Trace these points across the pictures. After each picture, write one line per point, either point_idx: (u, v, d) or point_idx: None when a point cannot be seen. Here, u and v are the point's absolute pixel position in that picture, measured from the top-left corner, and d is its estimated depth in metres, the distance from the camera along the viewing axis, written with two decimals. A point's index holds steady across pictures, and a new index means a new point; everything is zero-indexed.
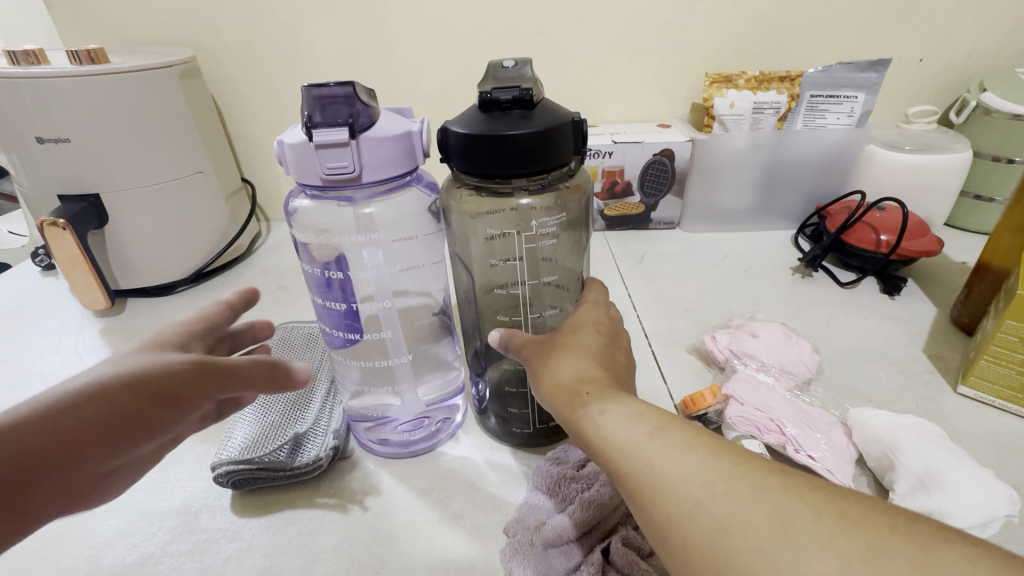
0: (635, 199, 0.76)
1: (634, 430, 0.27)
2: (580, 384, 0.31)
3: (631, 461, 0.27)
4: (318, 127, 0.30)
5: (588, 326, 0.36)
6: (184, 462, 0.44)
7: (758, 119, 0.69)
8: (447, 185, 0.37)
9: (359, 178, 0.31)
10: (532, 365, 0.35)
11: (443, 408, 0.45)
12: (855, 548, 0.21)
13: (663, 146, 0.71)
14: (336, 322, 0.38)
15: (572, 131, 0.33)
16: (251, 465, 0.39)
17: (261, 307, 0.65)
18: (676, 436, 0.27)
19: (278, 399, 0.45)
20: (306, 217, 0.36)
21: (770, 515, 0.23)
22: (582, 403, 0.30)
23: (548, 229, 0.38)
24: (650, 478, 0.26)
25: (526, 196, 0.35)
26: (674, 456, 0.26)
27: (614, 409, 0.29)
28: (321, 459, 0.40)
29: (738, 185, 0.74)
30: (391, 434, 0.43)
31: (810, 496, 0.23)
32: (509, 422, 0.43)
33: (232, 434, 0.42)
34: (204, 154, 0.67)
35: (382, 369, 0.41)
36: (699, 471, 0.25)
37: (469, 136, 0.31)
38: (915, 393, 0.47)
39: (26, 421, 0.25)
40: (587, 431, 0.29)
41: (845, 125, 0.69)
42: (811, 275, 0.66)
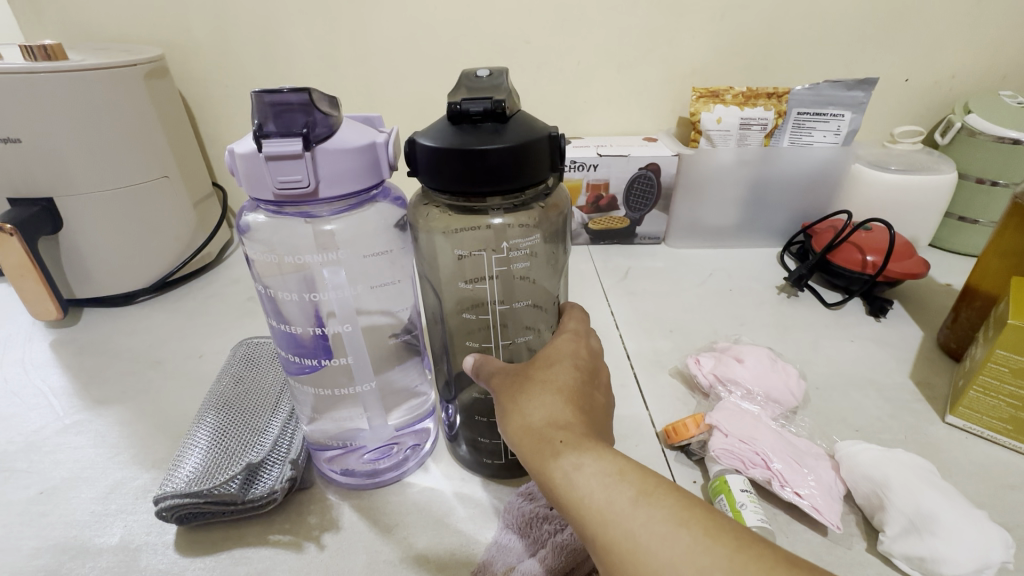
0: (620, 213, 0.74)
1: (615, 496, 0.26)
2: (554, 430, 0.29)
3: (617, 532, 0.25)
4: (270, 137, 0.27)
5: (566, 359, 0.33)
6: (127, 492, 0.40)
7: (745, 135, 0.68)
8: (415, 201, 0.35)
9: (315, 192, 0.29)
10: (502, 400, 0.32)
11: (412, 434, 0.42)
12: None
13: (649, 161, 0.69)
14: (295, 347, 0.35)
15: (548, 147, 0.31)
16: (199, 499, 0.36)
17: (226, 320, 0.62)
18: (662, 507, 0.25)
19: (235, 422, 0.42)
20: (260, 233, 0.33)
21: None
22: (556, 453, 0.28)
23: (522, 250, 0.36)
24: (634, 556, 0.24)
25: (500, 215, 0.33)
26: (664, 533, 0.24)
27: (595, 466, 0.27)
28: (276, 491, 0.38)
29: (724, 201, 0.73)
30: (355, 463, 0.40)
31: None
32: (480, 452, 0.40)
33: (181, 461, 0.39)
34: (172, 159, 0.64)
35: (344, 396, 0.38)
36: (692, 556, 0.23)
37: (438, 152, 0.29)
38: (903, 422, 0.46)
39: None
40: (560, 489, 0.27)
41: (831, 143, 0.68)
42: (797, 294, 0.65)
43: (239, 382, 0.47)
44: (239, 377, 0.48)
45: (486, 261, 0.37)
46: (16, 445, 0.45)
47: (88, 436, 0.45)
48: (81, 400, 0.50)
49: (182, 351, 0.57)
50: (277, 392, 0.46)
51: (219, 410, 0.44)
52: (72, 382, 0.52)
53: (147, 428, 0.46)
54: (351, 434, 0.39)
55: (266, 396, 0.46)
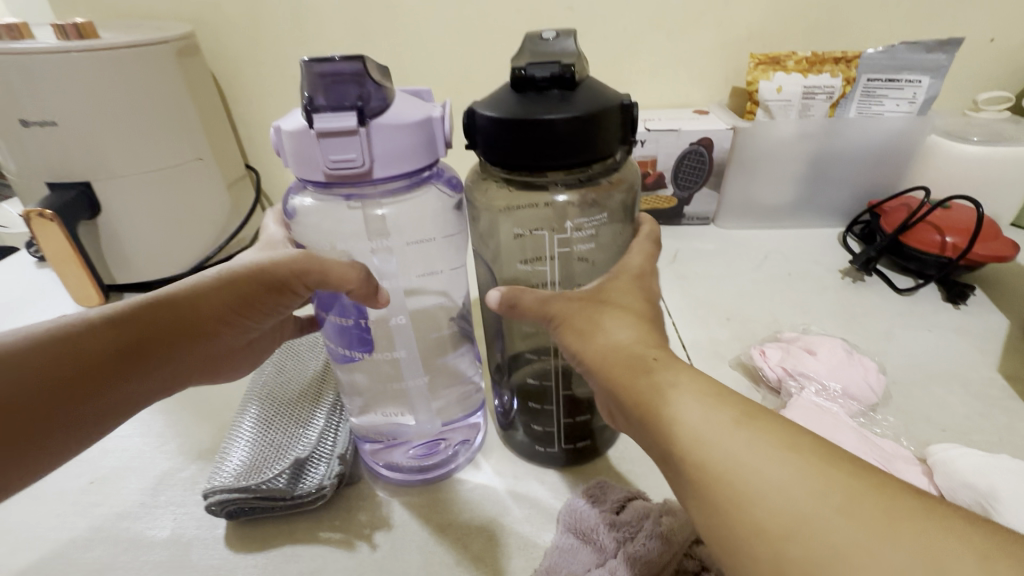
0: (667, 192, 0.70)
1: (712, 415, 0.24)
2: (643, 352, 0.28)
3: (711, 460, 0.23)
4: (321, 111, 0.25)
5: (643, 288, 0.32)
6: (176, 483, 0.40)
7: (808, 105, 0.63)
8: (475, 177, 0.33)
9: (368, 173, 0.27)
10: (570, 327, 0.30)
11: (462, 429, 0.40)
12: None
13: (701, 135, 0.64)
14: (339, 339, 0.35)
15: (621, 116, 0.27)
16: (246, 494, 0.35)
17: None
18: (765, 429, 0.23)
19: (280, 416, 0.42)
20: (308, 215, 0.32)
21: (909, 548, 0.19)
22: (648, 374, 0.27)
23: (585, 232, 0.33)
24: (735, 473, 0.22)
25: (562, 192, 0.31)
26: (765, 461, 0.22)
27: (683, 400, 0.25)
28: (325, 486, 0.36)
29: (781, 178, 0.68)
30: (401, 458, 0.39)
31: (951, 529, 0.20)
32: (534, 439, 0.39)
33: (228, 455, 0.39)
34: (206, 140, 0.63)
35: (390, 387, 0.37)
36: (806, 480, 0.22)
37: (501, 121, 0.26)
38: (995, 422, 0.42)
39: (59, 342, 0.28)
40: (653, 404, 0.26)
41: (905, 112, 0.62)
42: (863, 279, 0.60)
43: (284, 371, 0.46)
44: (282, 366, 0.47)
45: (546, 242, 0.34)
46: None
47: (134, 425, 0.45)
48: None
49: None
50: (319, 380, 0.45)
51: (263, 401, 0.43)
52: None
53: (192, 417, 0.45)
54: (398, 428, 0.38)
55: (309, 385, 0.45)
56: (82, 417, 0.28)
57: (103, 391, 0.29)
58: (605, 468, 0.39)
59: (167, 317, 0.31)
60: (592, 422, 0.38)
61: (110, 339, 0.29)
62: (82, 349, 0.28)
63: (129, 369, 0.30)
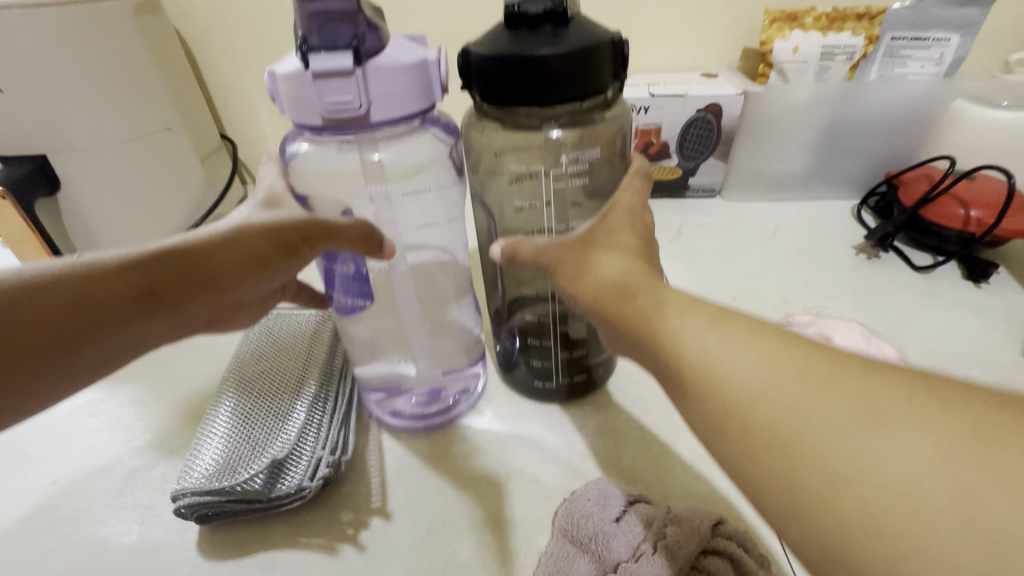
0: (672, 162, 0.66)
1: (688, 321, 0.25)
2: (624, 277, 0.28)
3: (685, 360, 0.24)
4: (316, 52, 0.25)
5: (629, 219, 0.31)
6: (146, 483, 0.37)
7: (826, 67, 0.58)
8: (470, 117, 0.33)
9: (366, 117, 0.27)
10: (562, 268, 0.29)
11: (462, 379, 0.42)
12: (954, 426, 0.18)
13: (709, 100, 0.60)
14: (342, 288, 0.35)
15: (612, 52, 0.27)
16: (221, 497, 0.33)
17: None
18: (736, 326, 0.24)
19: (258, 411, 0.39)
20: (306, 161, 0.34)
21: (853, 400, 0.20)
22: (632, 297, 0.27)
23: (579, 166, 0.34)
24: (706, 368, 0.23)
25: (555, 128, 0.31)
26: (728, 348, 0.23)
27: (665, 312, 0.26)
28: (305, 487, 0.34)
29: (793, 147, 0.63)
30: (404, 405, 0.40)
31: (902, 382, 0.20)
32: (533, 375, 0.41)
33: (200, 453, 0.36)
34: (173, 107, 0.58)
35: (394, 332, 0.39)
36: (766, 359, 0.22)
37: (490, 59, 0.26)
38: None
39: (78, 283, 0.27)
40: (638, 324, 0.26)
41: (929, 75, 0.57)
42: (879, 256, 0.57)
43: (265, 360, 0.43)
44: (264, 354, 0.44)
45: (542, 176, 0.35)
46: (28, 429, 0.42)
47: (102, 419, 0.42)
48: None
49: None
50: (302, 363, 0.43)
51: (238, 388, 0.41)
52: None
53: (163, 409, 0.43)
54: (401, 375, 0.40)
55: (291, 374, 0.41)
56: (92, 356, 0.27)
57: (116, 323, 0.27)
58: (605, 467, 0.37)
59: (182, 266, 0.29)
60: (589, 357, 0.40)
61: (128, 283, 0.28)
62: (107, 293, 0.27)
63: (145, 307, 0.28)
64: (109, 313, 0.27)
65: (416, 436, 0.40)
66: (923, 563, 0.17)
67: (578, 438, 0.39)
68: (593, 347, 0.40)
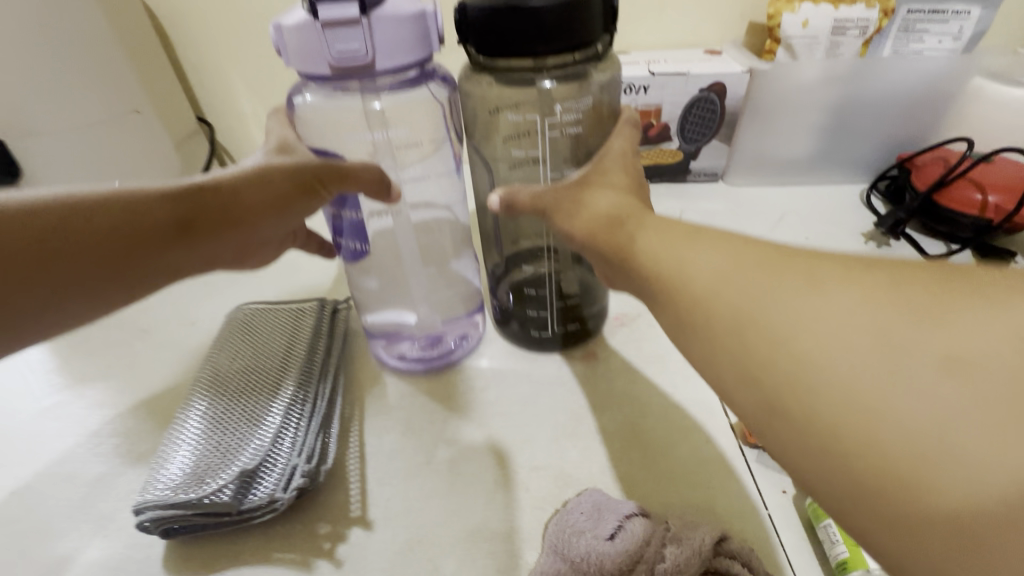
0: (673, 145, 0.62)
1: (664, 240, 0.27)
2: (616, 211, 0.30)
3: (658, 270, 0.26)
4: (323, 3, 0.27)
5: (617, 166, 0.33)
6: (113, 491, 0.35)
7: (836, 43, 0.54)
8: (468, 70, 0.35)
9: (372, 65, 0.29)
10: (558, 208, 0.32)
11: (461, 326, 0.44)
12: (880, 285, 0.20)
13: (713, 79, 0.56)
14: (347, 232, 0.39)
15: (602, 5, 0.29)
16: (187, 510, 0.31)
17: (221, 280, 0.54)
18: (708, 239, 0.26)
19: (231, 415, 0.37)
20: (315, 109, 0.36)
21: (799, 278, 0.22)
22: (621, 226, 0.30)
23: (572, 116, 0.36)
24: (676, 273, 0.25)
25: (548, 78, 0.33)
26: (695, 254, 0.25)
27: (641, 233, 0.28)
28: (278, 498, 0.32)
29: (801, 128, 0.60)
30: (408, 349, 0.43)
31: (848, 263, 0.22)
32: (527, 325, 0.42)
33: (168, 460, 0.34)
34: (141, 88, 0.55)
35: (397, 277, 0.43)
36: (727, 259, 0.24)
37: (487, 9, 0.28)
38: None
39: (125, 204, 0.30)
40: (625, 250, 0.29)
41: (948, 51, 0.54)
42: (889, 244, 0.54)
43: (242, 359, 0.41)
44: (242, 351, 0.42)
45: (536, 127, 0.37)
46: None
47: (70, 422, 0.40)
48: (63, 377, 0.44)
49: (174, 318, 0.50)
50: (280, 359, 0.41)
51: (210, 389, 0.39)
52: (53, 356, 0.47)
53: (135, 412, 0.41)
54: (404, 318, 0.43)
55: (268, 373, 0.39)
56: (142, 270, 0.30)
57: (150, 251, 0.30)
58: (601, 474, 0.34)
59: (216, 202, 0.32)
60: (582, 306, 0.41)
61: (169, 211, 0.30)
62: (150, 215, 0.30)
63: (180, 236, 0.31)
64: (150, 232, 0.30)
65: (399, 439, 0.38)
66: (861, 429, 0.18)
67: (571, 443, 0.36)
68: (585, 296, 0.42)
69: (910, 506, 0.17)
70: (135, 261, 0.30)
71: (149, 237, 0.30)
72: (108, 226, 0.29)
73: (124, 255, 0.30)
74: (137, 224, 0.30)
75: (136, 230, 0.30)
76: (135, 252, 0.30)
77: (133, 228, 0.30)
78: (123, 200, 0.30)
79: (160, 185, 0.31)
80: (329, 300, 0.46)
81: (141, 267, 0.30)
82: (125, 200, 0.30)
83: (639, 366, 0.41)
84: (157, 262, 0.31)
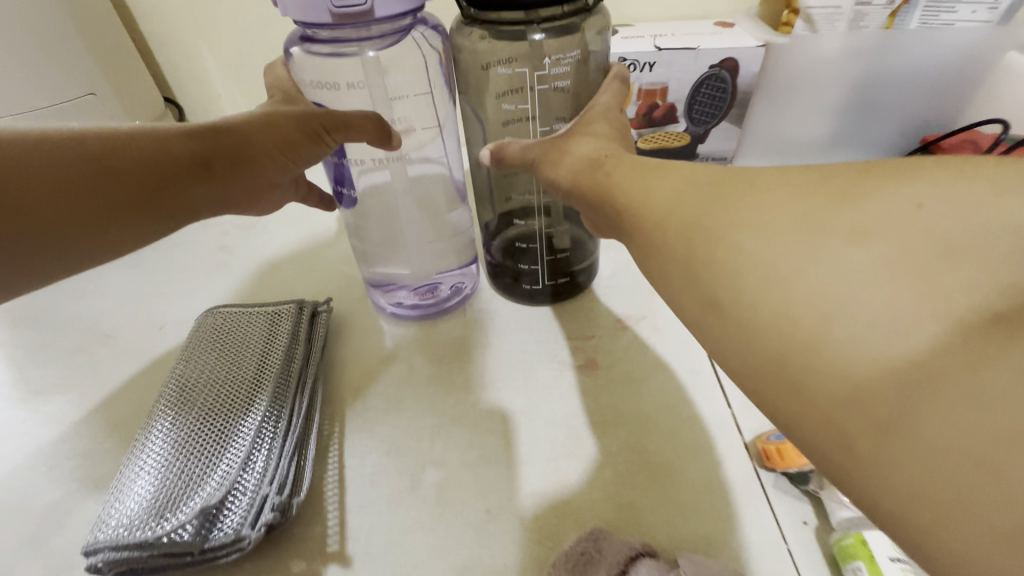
0: (679, 127, 0.57)
1: (631, 172, 0.26)
2: (597, 153, 0.29)
3: (625, 197, 0.25)
4: None
5: (602, 118, 0.33)
6: (69, 522, 0.32)
7: (861, 14, 0.49)
8: (457, 23, 0.35)
9: (372, 14, 0.29)
10: (544, 157, 0.32)
11: (454, 276, 0.45)
12: (822, 189, 0.19)
13: (724, 54, 0.51)
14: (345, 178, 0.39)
15: None
16: (145, 551, 0.28)
17: (192, 278, 0.51)
18: (670, 169, 0.25)
19: (196, 435, 0.33)
20: (309, 61, 0.35)
21: (745, 191, 0.21)
22: (599, 166, 0.28)
23: (560, 67, 0.35)
24: (638, 203, 0.24)
25: (540, 31, 0.32)
26: (653, 181, 0.25)
27: (617, 169, 0.27)
28: (245, 537, 0.28)
29: (816, 108, 0.55)
30: (404, 298, 0.44)
31: (791, 172, 0.21)
32: (519, 278, 0.43)
33: (125, 489, 0.31)
34: (99, 68, 0.50)
35: (394, 231, 0.43)
36: (680, 183, 0.23)
37: None
38: None
39: (148, 139, 0.31)
40: (602, 191, 0.27)
41: (981, 23, 0.49)
42: None
43: (214, 368, 0.38)
44: (214, 358, 0.39)
45: (526, 82, 0.36)
46: None
47: (24, 442, 0.37)
48: (19, 389, 0.41)
49: (141, 321, 0.46)
50: (252, 369, 0.37)
51: (176, 404, 0.35)
52: (8, 365, 0.43)
53: (96, 429, 0.37)
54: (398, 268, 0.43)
55: (239, 387, 0.36)
56: (162, 207, 0.31)
57: (171, 189, 0.31)
58: (604, 503, 0.31)
59: (230, 141, 0.33)
60: (572, 260, 0.43)
61: (189, 147, 0.32)
62: (170, 152, 0.31)
63: (202, 174, 0.32)
64: (172, 168, 0.31)
65: (383, 461, 0.34)
66: (785, 306, 0.18)
67: (571, 465, 0.33)
68: (575, 251, 0.43)
69: (818, 369, 0.17)
70: (156, 196, 0.31)
71: (173, 172, 0.31)
72: (133, 160, 0.30)
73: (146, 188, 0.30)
74: (160, 159, 0.31)
75: (158, 165, 0.31)
76: (158, 188, 0.31)
77: (155, 162, 0.31)
78: (146, 137, 0.31)
79: (183, 125, 0.33)
80: (308, 302, 0.42)
81: (163, 202, 0.31)
82: (149, 138, 0.31)
83: (645, 376, 0.38)
84: (175, 200, 0.31)
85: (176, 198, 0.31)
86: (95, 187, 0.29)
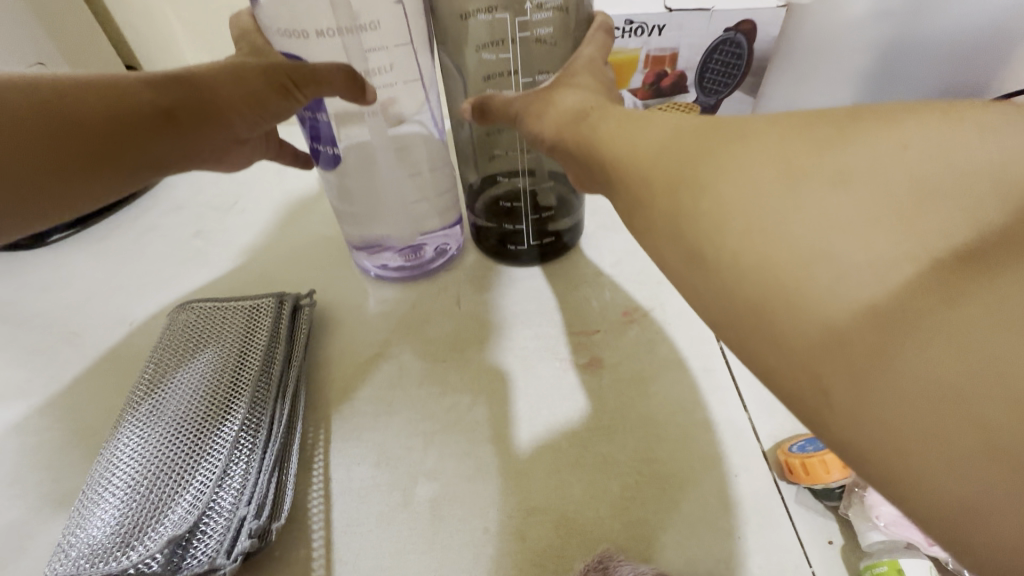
0: (687, 98, 0.53)
1: (617, 123, 0.23)
2: (585, 104, 0.26)
3: (609, 153, 0.22)
4: None
5: (589, 71, 0.29)
6: (34, 547, 0.30)
7: None
8: None
9: None
10: (527, 112, 0.28)
11: (438, 238, 0.42)
12: (814, 138, 0.17)
13: (742, 15, 0.47)
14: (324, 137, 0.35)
15: None
16: None
17: (164, 267, 0.47)
18: (655, 118, 0.22)
19: (167, 450, 0.30)
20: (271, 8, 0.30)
21: (738, 142, 0.18)
22: (586, 118, 0.25)
23: (542, 13, 0.33)
24: (623, 157, 0.21)
25: None
26: (637, 130, 0.22)
27: (604, 120, 0.24)
28: (222, 565, 0.26)
29: None
30: (388, 259, 0.42)
31: (782, 119, 0.19)
32: (504, 240, 0.42)
33: (90, 515, 0.28)
34: (48, 36, 0.46)
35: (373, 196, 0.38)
36: (663, 130, 0.21)
37: None
38: None
39: (105, 87, 0.28)
40: (592, 150, 0.23)
41: None
42: None
43: (185, 371, 0.34)
44: (187, 361, 0.35)
45: (507, 31, 0.34)
46: None
47: None
48: None
49: (108, 316, 0.43)
50: (228, 373, 0.34)
51: (145, 416, 0.32)
52: None
53: (61, 441, 0.34)
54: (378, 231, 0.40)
55: (214, 394, 0.33)
56: (127, 163, 0.28)
57: (135, 146, 0.28)
58: (613, 520, 0.29)
59: (196, 94, 0.29)
60: (558, 218, 0.41)
61: (151, 98, 0.28)
62: (132, 101, 0.28)
63: (169, 127, 0.29)
64: (133, 119, 0.28)
65: (372, 473, 0.32)
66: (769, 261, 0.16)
67: (576, 476, 0.31)
68: (562, 210, 0.41)
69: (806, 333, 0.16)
70: (118, 150, 0.28)
71: (135, 125, 0.28)
72: (91, 110, 0.27)
73: (107, 141, 0.27)
74: (119, 110, 0.28)
75: (120, 115, 0.28)
76: (117, 141, 0.28)
77: (113, 113, 0.28)
78: (98, 84, 0.28)
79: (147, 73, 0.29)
80: (289, 294, 0.38)
81: (127, 155, 0.28)
82: (105, 86, 0.28)
83: (653, 374, 0.35)
84: (140, 156, 0.28)
85: (142, 152, 0.28)
86: (57, 134, 0.27)
